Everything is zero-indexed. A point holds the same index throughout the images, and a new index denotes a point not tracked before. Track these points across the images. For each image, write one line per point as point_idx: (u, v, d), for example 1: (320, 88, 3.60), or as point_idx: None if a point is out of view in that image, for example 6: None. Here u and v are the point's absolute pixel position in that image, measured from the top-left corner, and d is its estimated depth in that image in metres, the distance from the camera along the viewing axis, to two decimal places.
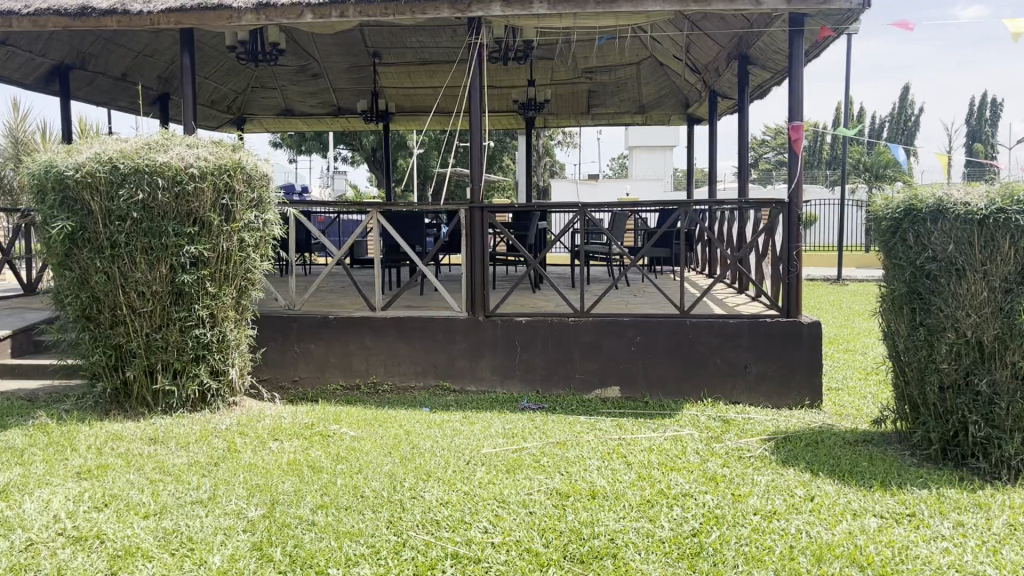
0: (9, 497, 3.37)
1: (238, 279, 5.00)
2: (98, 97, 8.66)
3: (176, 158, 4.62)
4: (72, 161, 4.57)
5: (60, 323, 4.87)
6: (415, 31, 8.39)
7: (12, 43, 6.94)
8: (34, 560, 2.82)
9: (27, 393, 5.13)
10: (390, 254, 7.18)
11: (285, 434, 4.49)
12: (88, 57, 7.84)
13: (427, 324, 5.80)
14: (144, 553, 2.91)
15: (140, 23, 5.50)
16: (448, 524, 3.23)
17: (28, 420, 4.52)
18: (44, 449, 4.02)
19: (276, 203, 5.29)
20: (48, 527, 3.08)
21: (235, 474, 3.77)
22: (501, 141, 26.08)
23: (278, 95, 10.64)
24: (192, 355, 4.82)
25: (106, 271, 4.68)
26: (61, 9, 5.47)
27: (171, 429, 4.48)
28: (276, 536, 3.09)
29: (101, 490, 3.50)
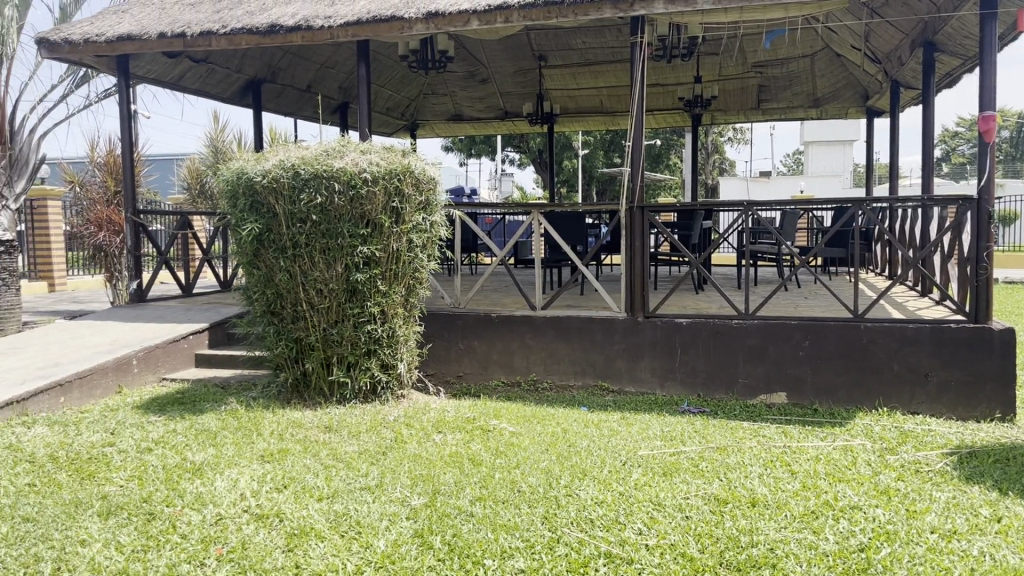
0: (203, 475, 3.71)
1: (407, 278, 5.24)
2: (285, 108, 9.31)
3: (351, 164, 4.91)
4: (260, 168, 4.96)
5: (249, 318, 5.31)
6: (579, 32, 8.43)
7: (212, 60, 7.60)
8: (223, 534, 3.10)
9: (221, 380, 5.63)
10: (551, 254, 7.25)
11: (448, 428, 4.66)
12: (277, 72, 8.46)
13: (587, 324, 5.83)
14: (317, 534, 3.13)
15: (321, 38, 5.87)
16: (602, 524, 3.24)
17: (221, 405, 4.96)
18: (234, 433, 4.39)
19: (443, 204, 5.49)
20: (235, 504, 3.37)
21: (401, 464, 3.96)
22: (668, 139, 25.70)
23: (448, 101, 11.02)
24: (364, 349, 5.10)
25: (288, 270, 5.04)
26: (253, 28, 5.94)
27: (344, 418, 4.77)
28: (436, 525, 3.22)
29: (282, 472, 3.78)
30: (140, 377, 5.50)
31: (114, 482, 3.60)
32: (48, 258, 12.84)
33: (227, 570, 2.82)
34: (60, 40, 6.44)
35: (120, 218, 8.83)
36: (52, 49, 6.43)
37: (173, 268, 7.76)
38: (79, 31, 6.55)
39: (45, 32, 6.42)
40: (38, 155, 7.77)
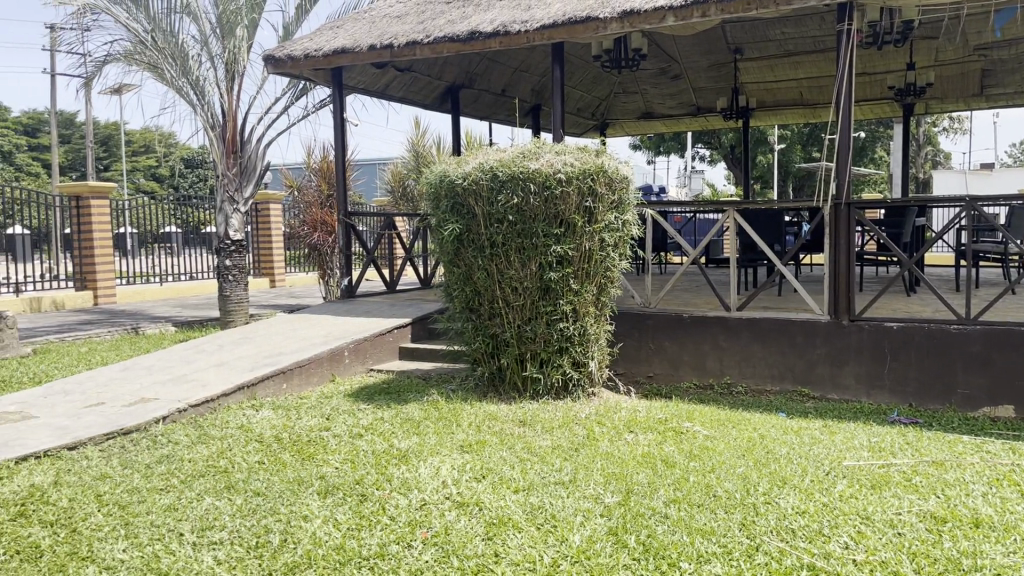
0: (408, 461, 3.94)
1: (599, 277, 5.26)
2: (481, 111, 9.64)
3: (546, 165, 5.00)
4: (461, 170, 5.17)
5: (449, 314, 5.55)
6: (778, 23, 8.10)
7: (415, 69, 8.00)
8: (428, 518, 3.27)
9: (422, 372, 5.93)
10: (747, 254, 7.02)
11: (640, 427, 4.65)
12: (474, 77, 8.76)
13: (785, 326, 5.60)
14: (515, 524, 3.22)
15: (518, 42, 6.02)
16: (804, 534, 3.12)
17: (423, 396, 5.24)
18: (435, 422, 4.62)
19: (635, 204, 5.47)
20: (438, 491, 3.54)
21: (594, 461, 4.00)
22: (874, 131, 24.08)
23: (639, 99, 10.95)
24: (556, 346, 5.19)
25: (486, 268, 5.22)
26: (454, 36, 6.20)
27: (538, 413, 4.88)
28: (631, 524, 3.23)
29: (480, 462, 3.93)
30: (351, 367, 5.90)
31: (330, 463, 3.90)
32: (269, 257, 14.04)
33: (432, 553, 2.97)
34: (284, 56, 7.04)
35: (333, 220, 9.49)
36: (277, 65, 7.04)
37: (379, 266, 8.24)
38: (300, 47, 7.13)
39: (271, 50, 7.04)
40: (265, 162, 8.48)
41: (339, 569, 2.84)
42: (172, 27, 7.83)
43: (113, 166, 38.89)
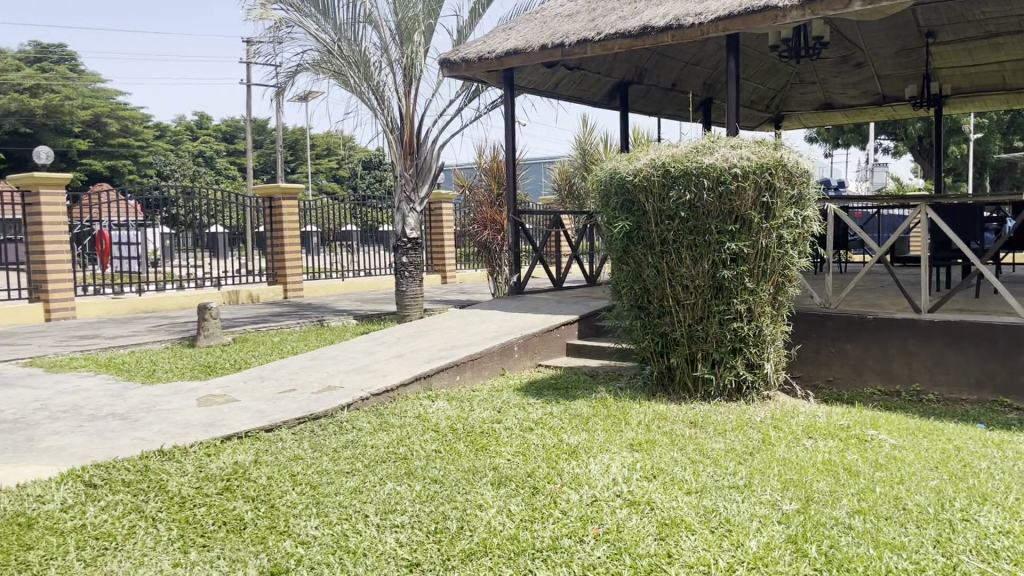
0: (579, 457, 3.96)
1: (776, 275, 5.06)
2: (650, 107, 9.53)
3: (721, 160, 4.88)
4: (632, 167, 5.15)
5: (618, 311, 5.53)
6: (978, 2, 7.47)
7: (584, 67, 8.03)
8: (600, 514, 3.28)
9: (590, 369, 5.94)
10: (940, 252, 6.53)
11: (820, 434, 4.44)
12: (644, 73, 8.67)
13: (985, 330, 5.16)
14: (688, 526, 3.17)
15: (691, 36, 5.90)
16: (1009, 556, 2.87)
17: (592, 393, 5.26)
18: (604, 420, 4.62)
19: (816, 199, 5.21)
20: (609, 488, 3.54)
21: (770, 466, 3.86)
22: None
23: (818, 89, 10.44)
24: (729, 347, 5.05)
25: (656, 266, 5.16)
26: (626, 32, 6.17)
27: (710, 415, 4.77)
28: (812, 533, 3.09)
29: (651, 462, 3.90)
30: (520, 363, 6.01)
31: (503, 455, 3.99)
32: (441, 254, 14.55)
33: (605, 550, 2.97)
34: (459, 59, 7.26)
35: (502, 218, 9.69)
36: (453, 68, 7.27)
37: (547, 263, 8.33)
38: (474, 50, 7.33)
39: (447, 54, 7.28)
40: (439, 163, 8.78)
41: (513, 559, 2.90)
42: (356, 36, 8.26)
43: (299, 168, 41.61)
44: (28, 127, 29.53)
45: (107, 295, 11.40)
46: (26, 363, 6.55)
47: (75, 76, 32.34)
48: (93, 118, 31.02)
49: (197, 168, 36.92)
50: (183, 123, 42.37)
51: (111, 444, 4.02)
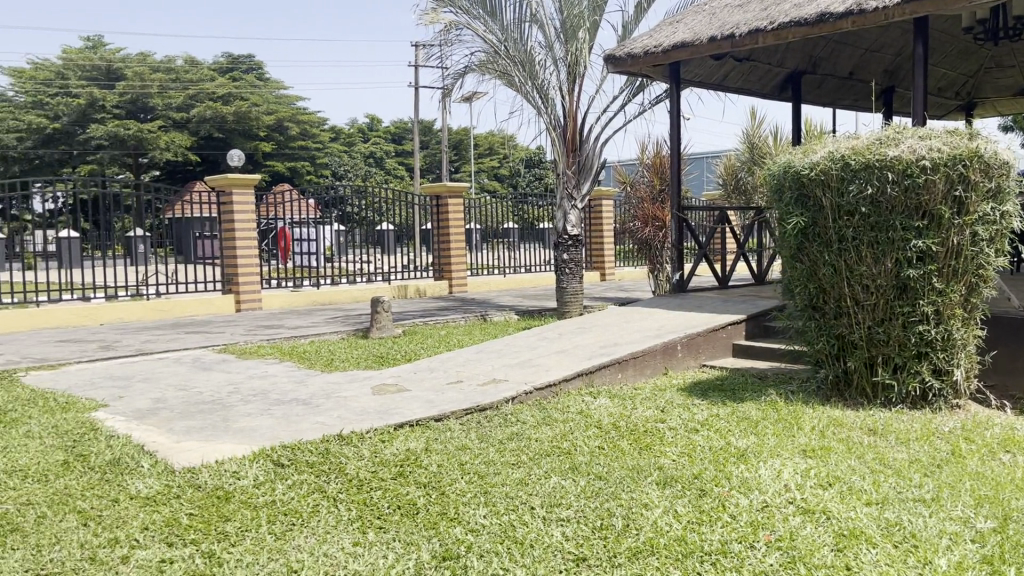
0: (748, 460, 3.84)
1: (970, 276, 4.67)
2: (825, 98, 9.08)
3: (908, 152, 4.59)
4: (808, 161, 4.94)
5: (790, 311, 5.31)
6: None
7: (754, 58, 7.76)
8: (771, 521, 3.17)
9: (759, 370, 5.74)
10: None
11: (1019, 448, 4.07)
12: (819, 62, 8.27)
13: None
14: (868, 539, 3.00)
15: (875, 21, 5.56)
16: None
17: (762, 395, 5.08)
18: (774, 424, 4.46)
19: (1018, 192, 4.77)
20: (781, 494, 3.42)
21: (960, 480, 3.59)
22: None
23: (1016, 73, 9.57)
24: (914, 351, 4.74)
25: (834, 264, 4.92)
26: (802, 20, 5.91)
27: (891, 423, 4.49)
28: (1010, 555, 2.85)
29: (825, 469, 3.72)
30: (684, 362, 5.91)
31: (668, 455, 3.93)
32: (602, 251, 14.53)
33: (777, 557, 2.87)
34: (624, 55, 7.20)
35: (664, 214, 9.54)
36: (618, 64, 7.23)
37: (712, 260, 8.11)
38: (639, 45, 7.25)
39: (613, 50, 7.25)
40: (601, 160, 8.75)
41: (681, 560, 2.85)
42: (521, 35, 8.41)
43: (462, 167, 42.82)
44: (221, 132, 32.06)
45: (288, 288, 12.20)
46: (221, 350, 7.12)
47: (261, 84, 34.78)
48: (276, 122, 33.23)
49: (369, 168, 38.78)
50: (356, 125, 44.62)
51: (296, 427, 4.30)
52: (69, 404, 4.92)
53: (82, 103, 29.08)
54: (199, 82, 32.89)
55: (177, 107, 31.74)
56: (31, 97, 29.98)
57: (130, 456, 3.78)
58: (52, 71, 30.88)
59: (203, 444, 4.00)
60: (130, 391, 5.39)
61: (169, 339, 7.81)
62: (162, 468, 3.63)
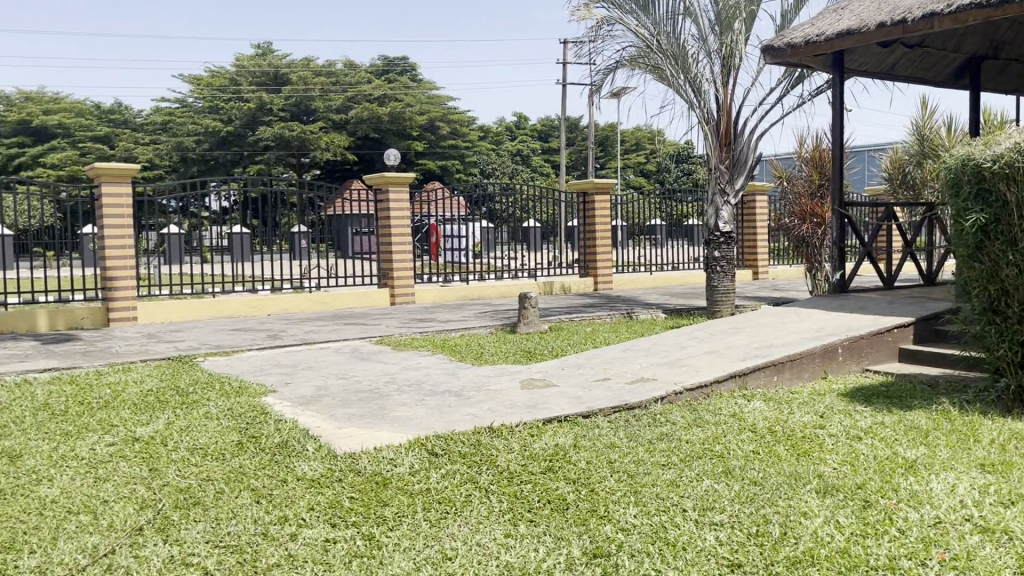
0: (918, 472, 3.61)
1: None
2: (1007, 84, 8.38)
3: None
4: (991, 153, 4.58)
5: (966, 315, 4.94)
6: None
7: (927, 44, 7.27)
8: (945, 538, 2.95)
9: (928, 377, 5.38)
10: None
11: None
12: (1001, 45, 7.65)
13: None
14: None
15: None
16: None
17: (932, 404, 4.76)
18: (947, 435, 4.16)
19: None
20: (955, 511, 3.18)
21: None
22: None
23: None
24: None
25: (1018, 265, 4.53)
26: (984, 1, 5.48)
27: None
28: None
29: (1006, 486, 3.43)
30: (845, 366, 5.62)
31: (829, 463, 3.75)
32: (754, 249, 14.08)
33: None
34: (783, 45, 6.93)
35: (824, 211, 9.24)
36: (776, 54, 6.95)
37: (876, 258, 7.67)
38: (800, 34, 6.95)
39: (771, 40, 6.98)
40: (756, 155, 8.49)
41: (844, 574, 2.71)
42: (675, 29, 8.27)
43: (608, 164, 42.63)
44: (377, 132, 33.38)
45: (438, 283, 12.55)
46: (377, 341, 7.42)
47: (414, 85, 35.93)
48: (428, 122, 34.23)
49: (515, 165, 39.29)
50: (503, 123, 45.32)
51: (449, 418, 4.41)
52: (243, 388, 5.27)
53: (252, 107, 31.02)
54: (357, 85, 34.38)
55: (337, 109, 33.32)
56: (208, 102, 32.31)
57: (297, 440, 4.00)
58: (226, 77, 33.11)
59: (362, 431, 4.17)
60: (295, 379, 5.71)
61: (329, 330, 8.22)
62: (325, 452, 3.82)
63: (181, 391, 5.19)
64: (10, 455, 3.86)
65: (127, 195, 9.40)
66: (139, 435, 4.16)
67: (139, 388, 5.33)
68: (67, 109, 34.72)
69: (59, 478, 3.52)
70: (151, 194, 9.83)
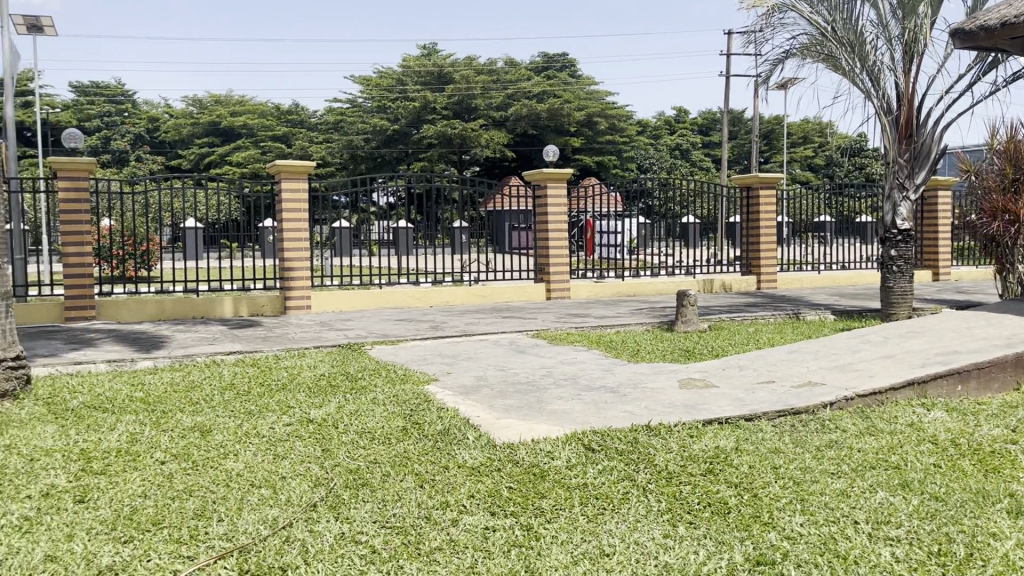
0: None
1: None
2: None
3: None
4: None
5: None
6: None
7: None
8: None
9: None
10: None
11: None
12: None
13: None
14: None
15: None
16: None
17: None
18: None
19: None
20: None
21: None
22: None
23: None
24: None
25: None
26: None
27: None
28: None
29: None
30: None
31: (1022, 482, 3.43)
32: (934, 247, 13.13)
33: None
34: (976, 29, 6.41)
35: (1017, 207, 8.44)
36: (967, 38, 6.45)
37: None
38: (995, 15, 6.40)
39: (962, 23, 6.48)
40: (941, 146, 7.93)
41: None
42: (852, 14, 7.84)
43: (773, 159, 41.14)
44: (535, 129, 33.75)
45: (593, 279, 12.54)
46: (534, 335, 7.50)
47: (573, 81, 36.03)
48: (586, 118, 34.23)
49: (675, 160, 38.64)
50: (662, 118, 44.64)
51: (606, 414, 4.39)
52: (407, 376, 5.47)
53: (416, 105, 32.12)
54: (517, 82, 34.87)
55: (497, 106, 33.96)
56: (377, 102, 33.82)
57: (458, 428, 4.11)
58: (393, 77, 34.45)
59: (520, 422, 4.23)
60: (456, 368, 5.87)
61: (488, 322, 8.38)
62: (485, 441, 3.90)
63: (351, 377, 5.46)
64: (201, 429, 4.20)
65: (303, 190, 9.98)
66: (313, 416, 4.41)
67: (313, 372, 5.66)
68: (251, 110, 37.31)
69: (242, 453, 3.78)
70: (325, 189, 10.39)
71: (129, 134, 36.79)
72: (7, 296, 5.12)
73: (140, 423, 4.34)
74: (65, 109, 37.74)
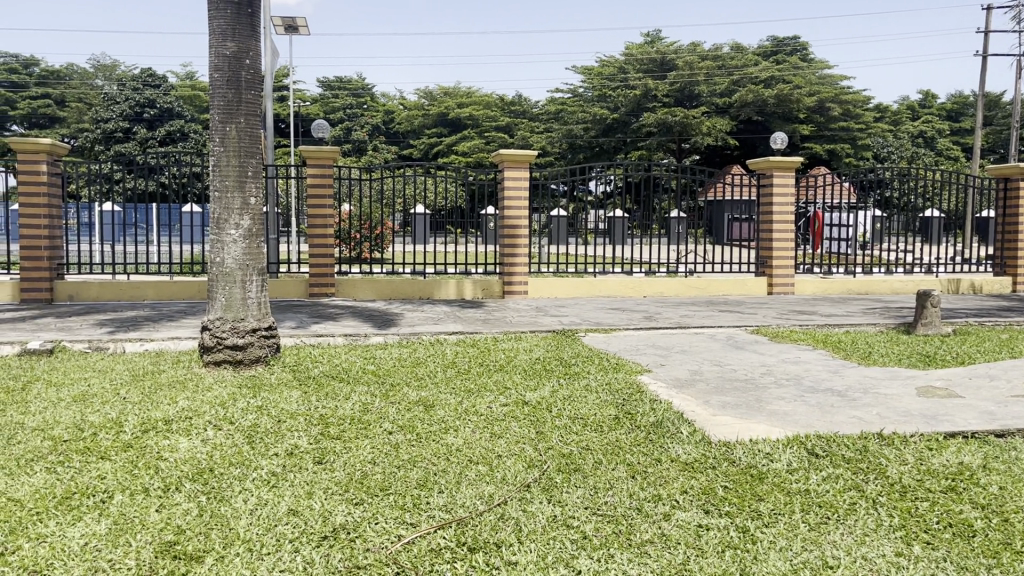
0: None
1: None
2: None
3: None
4: None
5: None
6: None
7: None
8: None
9: None
10: None
11: None
12: None
13: None
14: None
15: None
16: None
17: None
18: None
19: None
20: None
21: None
22: None
23: None
24: None
25: None
26: None
27: None
28: None
29: None
30: None
31: None
32: None
33: None
34: None
35: None
36: None
37: None
38: None
39: None
40: None
41: None
42: None
43: None
44: (761, 116, 32.39)
45: (819, 275, 11.83)
46: (753, 331, 7.19)
47: (805, 64, 34.16)
48: (818, 104, 32.42)
49: (917, 149, 35.61)
50: (905, 102, 41.20)
51: (831, 418, 4.12)
52: (620, 365, 5.46)
53: (637, 94, 31.81)
54: (743, 67, 33.61)
55: (720, 93, 32.96)
56: (598, 91, 34.07)
57: (671, 421, 4.03)
58: (615, 65, 34.46)
59: (737, 420, 4.08)
60: (670, 361, 5.78)
61: (705, 316, 8.16)
62: (699, 437, 3.80)
63: (565, 363, 5.53)
64: (425, 403, 4.43)
65: (524, 178, 10.22)
66: (528, 398, 4.50)
67: (529, 356, 5.79)
68: (477, 101, 38.85)
69: (462, 429, 3.94)
70: (545, 178, 10.59)
71: (368, 125, 39.51)
72: (263, 272, 5.65)
73: (371, 395, 4.65)
74: (314, 103, 41.28)
